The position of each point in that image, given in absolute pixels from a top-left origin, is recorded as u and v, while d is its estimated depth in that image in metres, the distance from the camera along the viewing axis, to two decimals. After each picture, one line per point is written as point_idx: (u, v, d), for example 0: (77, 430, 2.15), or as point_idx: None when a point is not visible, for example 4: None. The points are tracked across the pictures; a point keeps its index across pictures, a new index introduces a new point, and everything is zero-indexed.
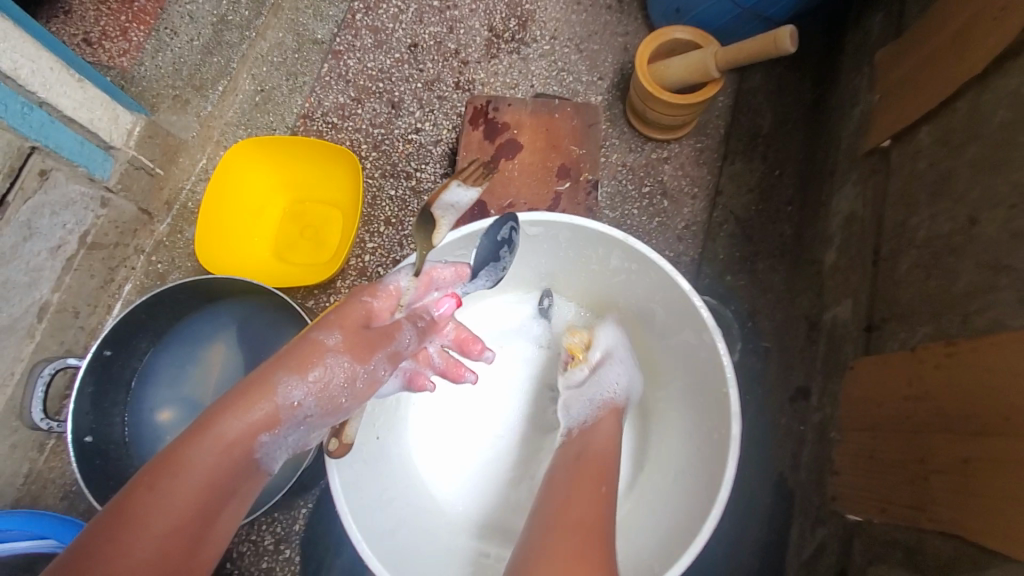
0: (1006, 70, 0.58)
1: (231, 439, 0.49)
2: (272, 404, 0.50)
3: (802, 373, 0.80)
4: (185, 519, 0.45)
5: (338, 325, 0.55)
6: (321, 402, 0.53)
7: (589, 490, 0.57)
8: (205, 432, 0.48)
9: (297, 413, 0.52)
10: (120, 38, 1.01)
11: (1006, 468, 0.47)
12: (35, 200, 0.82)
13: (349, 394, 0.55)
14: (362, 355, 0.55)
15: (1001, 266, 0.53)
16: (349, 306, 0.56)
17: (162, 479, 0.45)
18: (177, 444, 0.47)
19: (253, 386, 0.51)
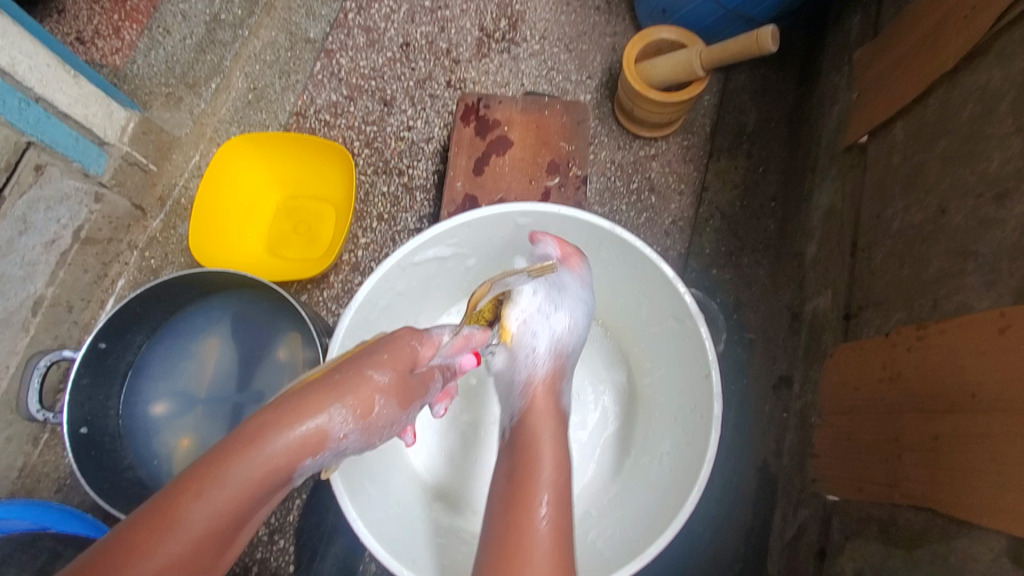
0: (973, 67, 0.61)
1: (276, 462, 0.46)
2: (322, 435, 0.47)
3: (785, 362, 0.82)
4: (219, 530, 0.45)
5: (391, 366, 0.53)
6: (361, 438, 0.50)
7: (534, 434, 0.60)
8: (254, 450, 0.45)
9: (338, 445, 0.49)
10: (113, 37, 1.01)
11: (971, 442, 0.49)
12: (30, 194, 0.83)
13: (385, 433, 0.53)
14: (406, 403, 0.53)
15: (969, 253, 0.56)
16: (403, 348, 0.55)
17: (206, 489, 0.44)
18: (224, 454, 0.45)
19: (303, 409, 0.47)
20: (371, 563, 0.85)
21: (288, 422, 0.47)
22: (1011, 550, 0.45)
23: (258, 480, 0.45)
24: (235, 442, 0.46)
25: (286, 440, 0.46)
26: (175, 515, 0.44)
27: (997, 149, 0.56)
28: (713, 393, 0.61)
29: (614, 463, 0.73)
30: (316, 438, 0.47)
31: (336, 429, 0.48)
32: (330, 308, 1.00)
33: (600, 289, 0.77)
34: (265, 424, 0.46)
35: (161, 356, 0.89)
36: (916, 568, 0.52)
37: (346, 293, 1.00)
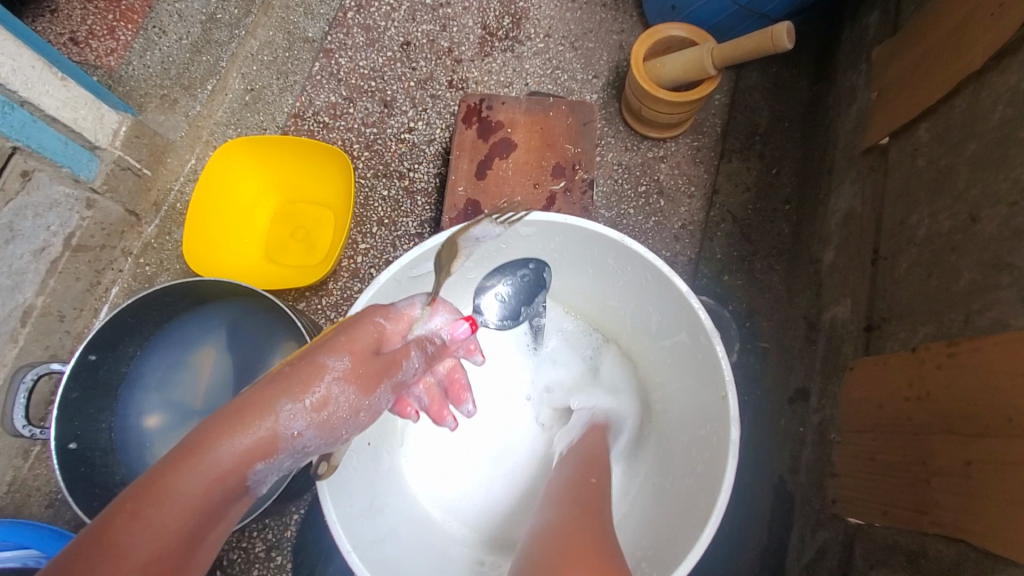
0: (1006, 66, 0.57)
1: (224, 468, 0.44)
2: (272, 433, 0.46)
3: (801, 374, 0.79)
4: (163, 556, 0.40)
5: (348, 349, 0.50)
6: (321, 433, 0.48)
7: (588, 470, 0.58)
8: (196, 458, 0.42)
9: (295, 442, 0.47)
10: (108, 37, 0.99)
11: (1010, 471, 0.46)
12: (17, 202, 0.80)
13: (349, 424, 0.51)
14: (368, 387, 0.51)
15: (1004, 264, 0.52)
16: (360, 329, 0.52)
17: (143, 508, 0.41)
18: (164, 467, 0.42)
19: (250, 407, 0.46)
20: None
21: (236, 423, 0.45)
22: None
23: (205, 491, 0.43)
24: (177, 453, 0.43)
25: (233, 444, 0.44)
26: (110, 540, 0.39)
27: None
28: (730, 414, 0.57)
29: (624, 483, 0.69)
30: (266, 437, 0.45)
31: (288, 426, 0.46)
32: (329, 316, 0.97)
33: (608, 300, 0.73)
34: (210, 428, 0.44)
35: (154, 367, 0.86)
36: None
37: (345, 301, 0.98)
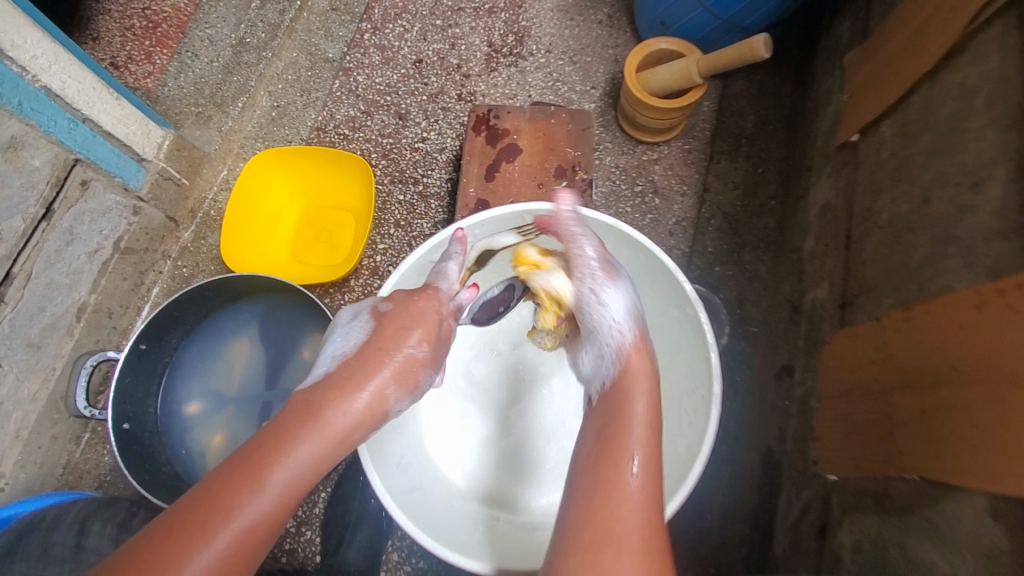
0: (952, 66, 0.65)
1: (341, 430, 0.54)
2: (377, 401, 0.57)
3: (786, 352, 0.86)
4: (288, 504, 0.49)
5: (422, 333, 0.62)
6: (405, 402, 0.60)
7: (622, 399, 0.57)
8: (323, 421, 0.53)
9: (388, 411, 0.59)
10: (145, 61, 1.11)
11: (951, 413, 0.51)
12: (76, 208, 0.90)
13: (418, 395, 0.63)
14: (436, 362, 0.63)
15: (949, 238, 0.58)
16: (427, 311, 0.63)
17: (279, 458, 0.50)
18: (294, 430, 0.52)
19: (352, 383, 0.57)
20: (394, 553, 0.88)
21: (338, 394, 0.55)
22: (993, 509, 0.46)
23: (321, 452, 0.52)
24: (301, 416, 0.53)
25: (348, 412, 0.55)
26: (256, 479, 0.48)
27: (973, 141, 0.59)
28: (713, 375, 0.65)
29: None
30: (361, 407, 0.56)
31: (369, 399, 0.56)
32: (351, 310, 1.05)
33: None
34: (319, 398, 0.54)
35: (193, 359, 0.95)
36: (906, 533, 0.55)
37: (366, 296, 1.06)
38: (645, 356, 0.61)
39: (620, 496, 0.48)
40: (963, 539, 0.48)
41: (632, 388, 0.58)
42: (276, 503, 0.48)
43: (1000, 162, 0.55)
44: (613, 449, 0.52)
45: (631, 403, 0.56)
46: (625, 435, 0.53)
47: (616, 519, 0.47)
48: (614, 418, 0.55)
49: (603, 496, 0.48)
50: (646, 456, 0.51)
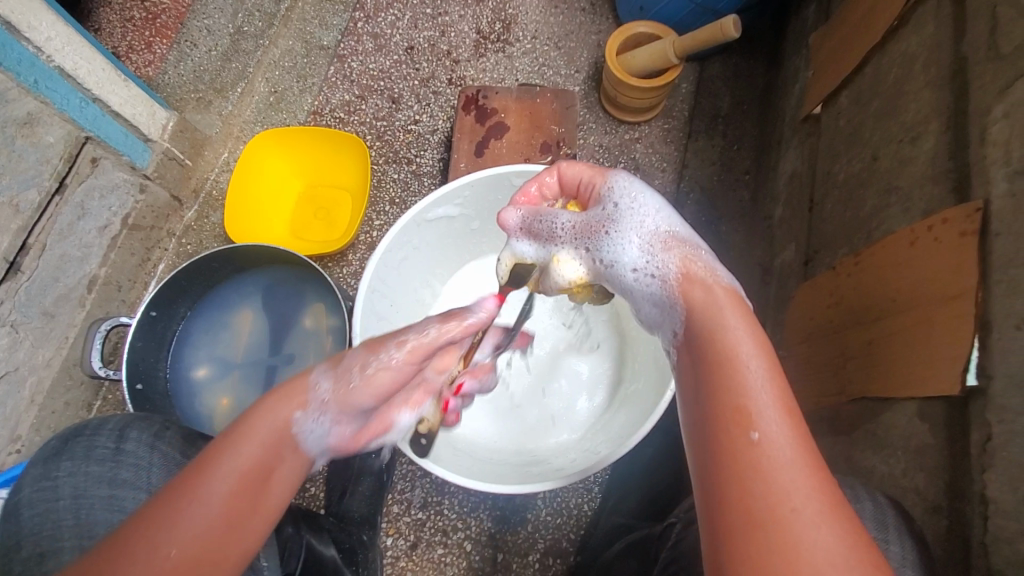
0: (897, 37, 0.72)
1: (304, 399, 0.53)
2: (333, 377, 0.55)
3: (758, 311, 0.93)
4: (257, 475, 0.50)
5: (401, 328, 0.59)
6: (364, 386, 0.55)
7: (727, 351, 0.48)
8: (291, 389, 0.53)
9: (343, 391, 0.55)
10: (145, 51, 1.16)
11: (891, 338, 0.57)
12: (87, 184, 0.95)
13: (370, 382, 0.55)
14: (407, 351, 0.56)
15: (893, 188, 0.65)
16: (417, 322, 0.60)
17: (255, 418, 0.52)
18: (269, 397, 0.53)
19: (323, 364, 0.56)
20: (394, 504, 0.94)
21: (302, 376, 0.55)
22: (921, 412, 0.53)
23: (293, 421, 0.52)
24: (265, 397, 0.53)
25: (312, 383, 0.54)
26: (235, 434, 0.51)
27: (913, 101, 0.66)
28: None
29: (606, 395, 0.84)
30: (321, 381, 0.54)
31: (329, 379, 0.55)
32: (350, 282, 1.11)
33: None
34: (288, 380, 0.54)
35: (200, 327, 1.00)
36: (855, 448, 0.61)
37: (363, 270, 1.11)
38: (711, 300, 0.53)
39: (767, 457, 0.43)
40: (897, 442, 0.55)
41: (728, 329, 0.50)
42: (242, 474, 0.49)
43: (934, 117, 0.62)
44: (729, 408, 0.46)
45: (739, 356, 0.48)
46: (741, 391, 0.46)
47: (772, 481, 0.42)
48: (718, 368, 0.48)
49: (742, 461, 0.43)
50: (776, 406, 0.45)
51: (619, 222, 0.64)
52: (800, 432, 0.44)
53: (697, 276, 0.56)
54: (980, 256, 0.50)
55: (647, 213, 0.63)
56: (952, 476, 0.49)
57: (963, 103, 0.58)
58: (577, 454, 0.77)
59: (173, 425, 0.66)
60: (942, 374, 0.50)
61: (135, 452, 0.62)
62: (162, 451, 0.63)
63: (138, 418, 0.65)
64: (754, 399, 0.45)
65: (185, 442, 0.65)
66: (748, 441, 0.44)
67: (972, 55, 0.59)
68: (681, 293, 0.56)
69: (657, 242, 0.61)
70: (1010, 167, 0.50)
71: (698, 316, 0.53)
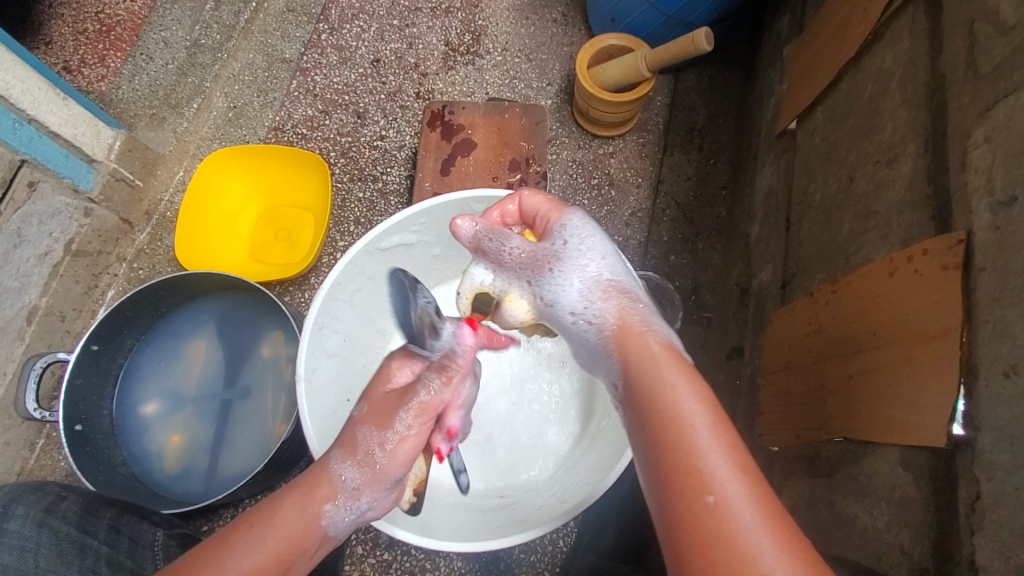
0: (872, 53, 0.69)
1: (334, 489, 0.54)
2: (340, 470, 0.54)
3: (736, 334, 0.89)
4: (274, 561, 0.49)
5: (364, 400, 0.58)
6: (366, 476, 0.55)
7: (672, 410, 0.44)
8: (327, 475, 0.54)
9: (348, 486, 0.54)
10: (98, 65, 1.08)
11: (873, 375, 0.53)
12: (24, 209, 0.89)
13: (385, 456, 0.55)
14: (385, 422, 0.56)
15: (870, 213, 0.62)
16: (376, 378, 0.60)
17: (293, 501, 0.52)
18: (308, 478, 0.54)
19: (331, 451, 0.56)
20: (357, 546, 0.88)
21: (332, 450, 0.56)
22: (904, 460, 0.50)
23: (323, 512, 0.53)
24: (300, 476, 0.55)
25: (340, 471, 0.54)
26: (274, 515, 0.51)
27: (890, 121, 0.63)
28: None
29: (579, 429, 0.80)
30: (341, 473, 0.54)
31: (364, 433, 0.55)
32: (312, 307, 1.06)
33: None
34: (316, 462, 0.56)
35: (150, 360, 0.94)
36: (836, 492, 0.58)
37: None
38: (652, 354, 0.49)
39: (726, 522, 0.38)
40: (881, 491, 0.52)
41: (671, 385, 0.46)
42: (259, 558, 0.49)
43: (912, 139, 0.59)
44: (681, 474, 0.41)
45: (684, 413, 0.44)
46: (690, 450, 0.42)
47: (742, 551, 0.37)
48: (663, 431, 0.43)
49: (700, 530, 0.39)
50: (730, 462, 0.41)
51: (566, 262, 0.61)
52: (757, 487, 0.40)
53: (636, 325, 0.53)
54: (964, 294, 0.46)
55: (589, 258, 0.60)
56: (938, 534, 0.46)
57: (941, 125, 0.55)
58: (545, 498, 0.72)
59: (69, 496, 0.66)
60: (928, 425, 0.46)
61: (18, 532, 0.61)
62: (51, 529, 0.62)
63: (27, 492, 0.65)
64: (706, 458, 0.41)
65: (83, 512, 0.65)
66: (705, 505, 0.39)
67: (949, 73, 0.56)
68: (621, 342, 0.52)
69: (594, 289, 0.58)
70: (993, 197, 0.47)
71: (640, 370, 0.49)
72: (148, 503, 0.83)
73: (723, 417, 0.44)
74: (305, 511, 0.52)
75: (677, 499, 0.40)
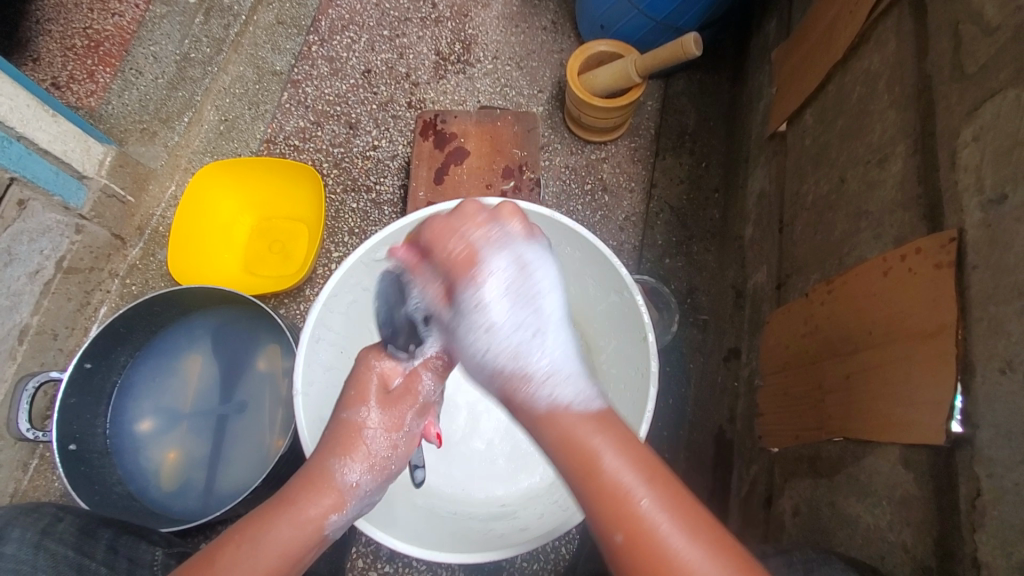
0: (859, 55, 0.70)
1: (329, 501, 0.53)
2: (342, 478, 0.54)
3: (733, 336, 0.89)
4: (276, 565, 0.50)
5: (363, 401, 0.59)
6: (375, 476, 0.56)
7: (586, 458, 0.43)
8: (324, 482, 0.53)
9: (357, 492, 0.55)
10: (87, 81, 1.06)
11: (871, 373, 0.54)
12: (14, 228, 0.88)
13: (395, 460, 0.58)
14: (394, 421, 0.59)
15: (862, 213, 0.63)
16: (362, 375, 0.61)
17: (283, 513, 0.51)
18: (297, 488, 0.53)
19: (324, 454, 0.55)
20: (358, 559, 0.87)
21: (331, 452, 0.55)
22: (904, 458, 0.50)
23: (325, 521, 0.52)
24: (295, 477, 0.55)
25: (338, 479, 0.54)
26: (262, 532, 0.50)
27: (879, 121, 0.63)
28: (651, 351, 0.68)
29: None
30: (341, 480, 0.54)
31: (369, 436, 0.57)
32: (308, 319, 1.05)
33: None
34: (312, 464, 0.55)
35: (145, 376, 0.93)
36: (838, 492, 0.57)
37: None
38: (561, 414, 0.45)
39: (645, 551, 0.40)
40: (882, 490, 0.52)
41: (574, 432, 0.44)
42: (260, 562, 0.49)
43: (901, 139, 0.59)
44: (604, 514, 0.42)
45: (597, 457, 0.43)
46: (603, 495, 0.42)
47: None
48: (584, 481, 0.42)
49: (642, 564, 0.40)
50: (653, 490, 0.42)
51: (486, 296, 0.49)
52: (680, 504, 0.42)
53: (534, 389, 0.46)
54: (958, 292, 0.46)
55: (501, 304, 0.49)
56: (940, 533, 0.46)
57: (930, 125, 0.56)
58: (546, 505, 0.72)
59: (65, 517, 0.65)
60: (927, 423, 0.46)
61: (15, 555, 0.60)
62: (48, 551, 0.61)
63: (23, 514, 0.64)
64: (632, 495, 0.41)
65: (80, 533, 0.64)
66: (645, 540, 0.40)
67: (936, 74, 0.56)
68: (519, 399, 0.47)
69: (516, 339, 0.48)
70: (983, 195, 0.47)
71: (547, 422, 0.45)
72: (144, 522, 0.82)
73: (631, 446, 0.44)
74: (305, 515, 0.51)
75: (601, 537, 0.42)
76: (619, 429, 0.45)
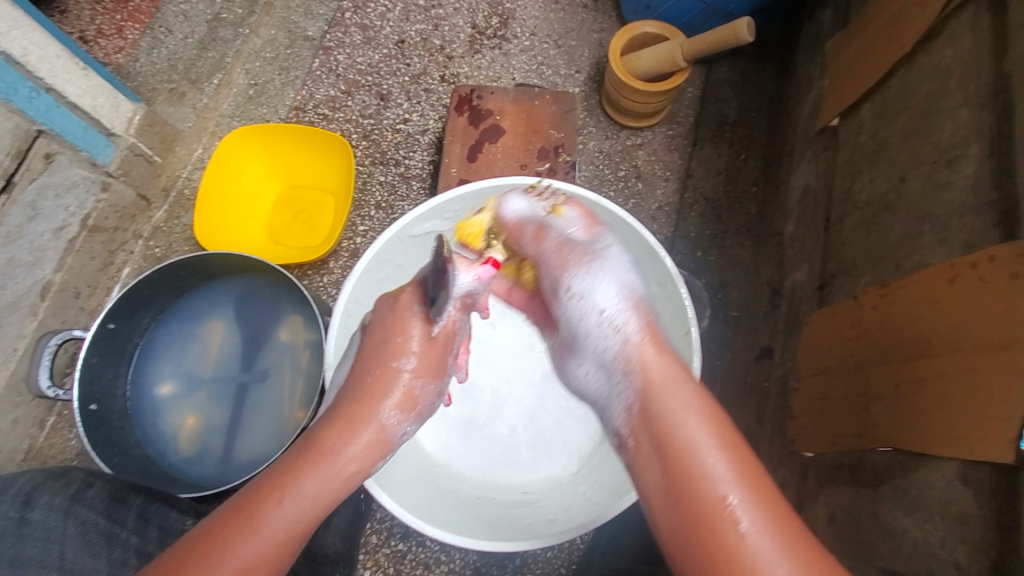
0: (928, 49, 0.66)
1: (362, 451, 0.54)
2: (382, 429, 0.55)
3: (766, 334, 0.87)
4: (321, 511, 0.51)
5: (407, 348, 0.58)
6: (418, 421, 0.59)
7: (682, 442, 0.44)
8: (363, 427, 0.54)
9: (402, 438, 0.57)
10: (116, 36, 1.07)
11: (928, 383, 0.52)
12: (40, 180, 0.87)
13: (434, 400, 0.62)
14: (438, 369, 0.60)
15: (925, 215, 0.60)
16: (405, 322, 0.58)
17: (321, 461, 0.52)
18: (332, 435, 0.53)
19: (360, 406, 0.55)
20: (372, 535, 0.87)
21: (374, 398, 0.56)
22: (962, 474, 0.48)
23: (365, 464, 0.54)
24: (329, 425, 0.54)
25: (374, 427, 0.55)
26: (297, 479, 0.51)
27: (949, 120, 0.60)
28: None
29: (604, 425, 0.79)
30: (381, 426, 0.55)
31: (412, 382, 0.58)
32: (331, 292, 1.04)
33: None
34: (354, 408, 0.55)
35: (167, 339, 0.92)
36: (882, 504, 0.56)
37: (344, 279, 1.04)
38: (657, 376, 0.49)
39: (747, 559, 0.39)
40: (934, 505, 0.50)
41: (681, 419, 0.46)
42: (306, 511, 0.50)
43: (974, 141, 0.56)
44: (696, 517, 0.42)
45: (694, 444, 0.44)
46: (706, 483, 0.42)
47: None
48: (678, 461, 0.44)
49: (717, 564, 0.40)
50: (748, 492, 0.42)
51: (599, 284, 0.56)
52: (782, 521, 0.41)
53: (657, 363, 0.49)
54: None
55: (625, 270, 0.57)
56: (997, 553, 0.44)
57: (1008, 127, 0.53)
58: (573, 498, 0.71)
59: (95, 484, 0.64)
60: (992, 439, 0.45)
61: (46, 520, 0.59)
62: (79, 518, 0.60)
63: (50, 479, 0.63)
64: (721, 489, 0.42)
65: (110, 499, 0.64)
66: (730, 534, 0.40)
67: (1018, 72, 0.53)
68: (639, 364, 0.50)
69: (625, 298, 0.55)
70: None
71: (648, 399, 0.48)
72: (163, 487, 0.82)
73: (737, 444, 0.45)
74: (346, 471, 0.52)
75: (732, 539, 0.40)
76: (717, 410, 0.47)
